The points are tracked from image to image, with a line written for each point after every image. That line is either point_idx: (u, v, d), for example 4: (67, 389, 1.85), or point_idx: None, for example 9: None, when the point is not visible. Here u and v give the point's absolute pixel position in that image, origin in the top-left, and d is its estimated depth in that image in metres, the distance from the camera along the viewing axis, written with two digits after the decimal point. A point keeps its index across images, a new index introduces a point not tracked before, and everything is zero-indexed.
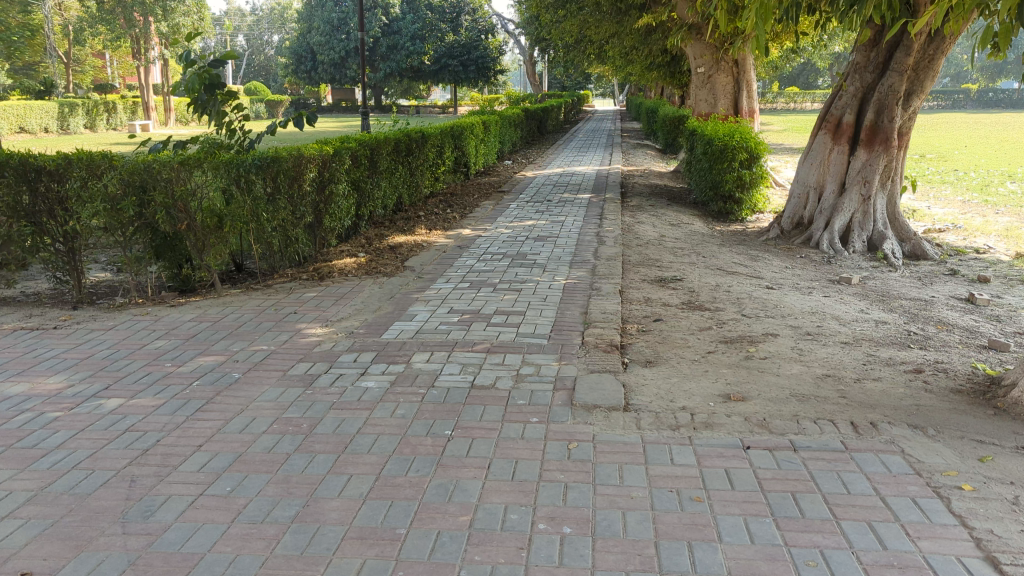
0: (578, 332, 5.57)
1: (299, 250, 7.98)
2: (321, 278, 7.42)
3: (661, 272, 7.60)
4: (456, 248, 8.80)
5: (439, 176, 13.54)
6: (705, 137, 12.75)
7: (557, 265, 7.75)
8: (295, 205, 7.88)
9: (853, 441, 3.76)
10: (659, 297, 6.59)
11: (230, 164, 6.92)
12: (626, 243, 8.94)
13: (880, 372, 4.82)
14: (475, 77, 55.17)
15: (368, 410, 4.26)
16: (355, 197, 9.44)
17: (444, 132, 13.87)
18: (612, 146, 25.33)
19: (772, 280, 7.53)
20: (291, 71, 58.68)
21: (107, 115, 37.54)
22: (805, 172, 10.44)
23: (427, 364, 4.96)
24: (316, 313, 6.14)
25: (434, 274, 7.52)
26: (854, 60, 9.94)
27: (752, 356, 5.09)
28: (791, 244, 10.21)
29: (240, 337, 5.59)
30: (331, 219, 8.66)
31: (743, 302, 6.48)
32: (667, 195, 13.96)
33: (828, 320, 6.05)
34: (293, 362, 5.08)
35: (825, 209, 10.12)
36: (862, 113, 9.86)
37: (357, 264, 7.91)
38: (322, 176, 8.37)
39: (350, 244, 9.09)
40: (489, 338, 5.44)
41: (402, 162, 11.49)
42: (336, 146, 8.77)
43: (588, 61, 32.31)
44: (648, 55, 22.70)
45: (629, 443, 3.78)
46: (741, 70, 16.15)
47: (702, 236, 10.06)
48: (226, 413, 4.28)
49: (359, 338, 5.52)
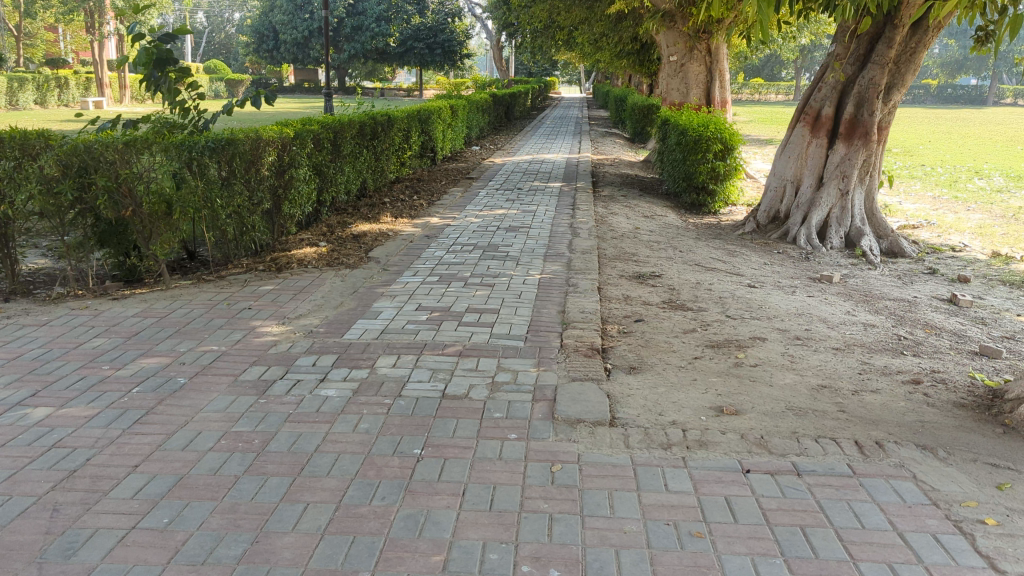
0: (555, 334, 5.20)
1: (256, 238, 7.48)
2: (279, 269, 6.95)
3: (639, 268, 7.26)
4: (423, 238, 8.38)
5: (404, 161, 13.06)
6: (678, 127, 12.45)
7: (530, 259, 7.37)
8: (252, 191, 7.38)
9: (860, 464, 3.45)
10: (638, 295, 6.26)
11: (180, 146, 6.40)
12: (601, 236, 8.60)
13: (877, 382, 4.53)
14: (441, 60, 54.44)
15: (328, 424, 3.85)
16: (316, 181, 8.95)
17: (411, 116, 13.37)
18: (580, 134, 25.00)
19: (753, 278, 7.24)
20: (251, 50, 57.36)
21: (59, 91, 36.37)
22: (782, 165, 10.17)
23: (393, 369, 4.56)
24: (272, 309, 5.69)
25: (399, 266, 7.10)
26: (834, 51, 9.68)
27: (742, 363, 4.77)
28: (767, 239, 9.95)
29: (187, 335, 5.12)
30: (291, 206, 8.17)
31: (726, 302, 6.17)
32: (638, 185, 13.67)
33: (816, 323, 5.76)
34: (245, 365, 4.64)
35: (802, 204, 9.87)
36: (841, 106, 9.60)
37: (318, 254, 7.45)
38: (281, 160, 7.88)
39: (311, 232, 8.62)
40: (461, 340, 5.05)
41: (366, 146, 11.01)
42: (296, 129, 8.29)
43: (557, 45, 31.87)
44: (618, 42, 22.38)
45: (618, 465, 3.43)
46: (714, 58, 15.86)
47: (677, 230, 9.76)
48: (167, 425, 3.83)
49: (319, 338, 5.09)
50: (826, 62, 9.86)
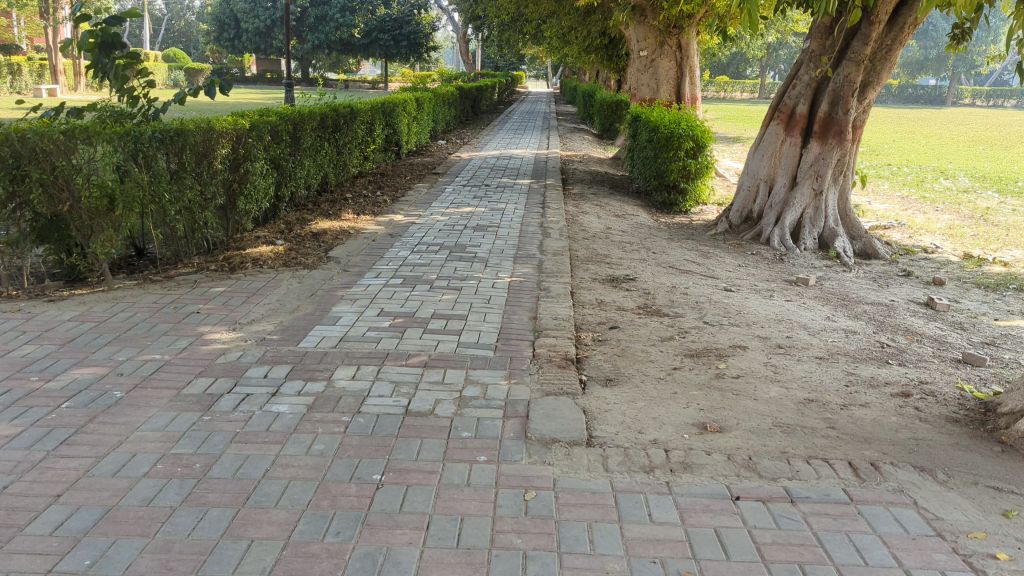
0: (526, 342, 4.91)
1: (208, 235, 7.05)
2: (233, 269, 6.54)
3: (612, 270, 7.00)
4: (387, 236, 8.03)
5: (368, 155, 12.67)
6: (649, 124, 12.22)
7: (498, 260, 7.07)
8: (205, 184, 6.97)
9: (857, 489, 3.19)
10: (612, 299, 5.99)
11: (124, 135, 5.97)
12: (571, 236, 8.33)
13: (866, 395, 4.30)
14: (407, 53, 53.79)
15: (279, 445, 3.51)
16: (274, 176, 8.54)
17: (375, 108, 12.98)
18: (548, 129, 24.77)
19: (728, 281, 7.02)
20: (213, 39, 56.22)
21: (10, 77, 35.26)
22: (755, 164, 9.99)
23: (352, 382, 4.22)
24: (223, 313, 5.30)
25: (361, 267, 6.74)
26: (808, 49, 9.54)
27: (723, 374, 4.52)
28: (740, 239, 9.74)
29: (127, 342, 4.72)
30: (246, 201, 7.76)
31: (703, 307, 5.93)
32: (608, 183, 13.43)
33: (796, 330, 5.54)
34: (190, 376, 4.27)
35: (775, 204, 9.69)
36: (816, 105, 9.45)
37: (275, 252, 7.06)
38: (236, 153, 7.48)
39: (268, 229, 8.21)
40: (425, 349, 4.73)
41: (328, 140, 10.60)
42: (252, 120, 7.89)
43: (524, 40, 31.56)
44: (586, 36, 22.16)
45: (597, 492, 3.14)
46: (684, 54, 15.65)
47: (649, 229, 9.53)
48: (98, 447, 3.45)
49: (272, 346, 4.73)
50: (799, 59, 9.71)
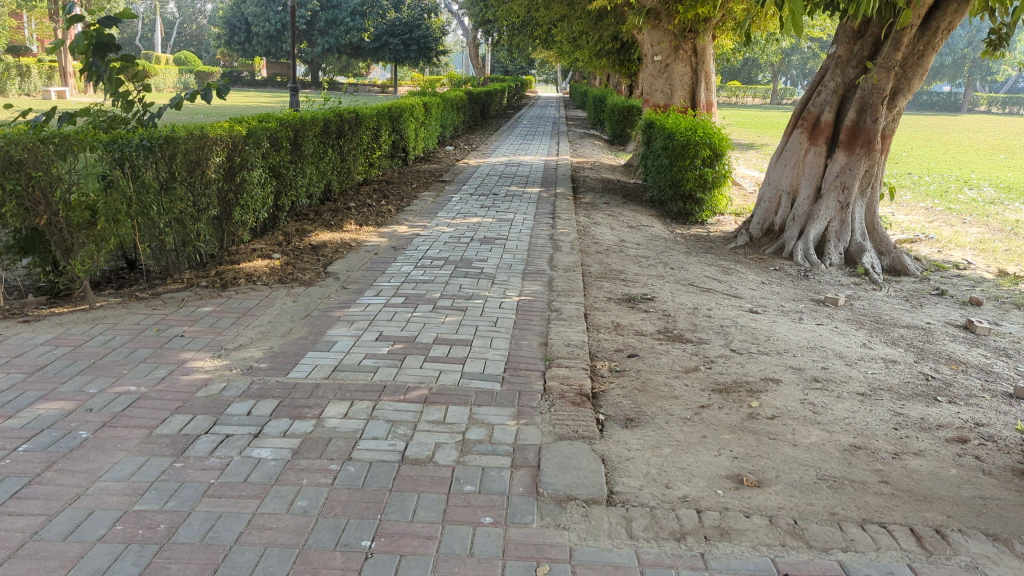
0: (538, 373, 4.46)
1: (200, 248, 6.65)
2: (224, 286, 6.13)
3: (629, 288, 6.56)
4: (390, 250, 7.61)
5: (373, 162, 12.26)
6: (664, 131, 11.77)
7: (506, 277, 6.63)
8: (197, 195, 6.57)
9: (925, 566, 2.76)
10: (630, 322, 5.54)
11: (108, 143, 5.57)
12: (584, 250, 7.89)
13: (918, 441, 3.86)
14: (417, 57, 53.52)
15: (257, 500, 3.07)
16: (272, 184, 8.14)
17: (382, 113, 12.57)
18: (559, 135, 24.37)
19: (753, 302, 6.57)
20: (223, 42, 56.15)
21: (19, 79, 35.19)
22: (777, 175, 9.53)
23: (343, 421, 3.78)
24: (208, 338, 4.87)
25: (361, 284, 6.33)
26: (835, 53, 9.09)
27: (757, 415, 4.07)
28: (761, 253, 9.27)
29: (100, 371, 4.29)
30: (242, 212, 7.37)
31: (728, 332, 5.48)
32: (621, 192, 12.99)
33: (831, 360, 5.09)
34: (166, 412, 3.84)
35: (799, 216, 9.23)
36: (842, 113, 9.01)
37: (270, 267, 6.64)
38: (232, 161, 7.09)
39: (265, 241, 7.80)
40: (426, 381, 4.29)
41: (331, 146, 10.20)
42: (250, 126, 7.49)
43: (534, 45, 31.17)
44: (598, 40, 21.74)
45: (623, 567, 2.70)
46: (700, 59, 15.17)
47: (665, 242, 9.07)
48: (53, 502, 3.02)
49: (258, 377, 4.30)
50: (826, 64, 9.27)
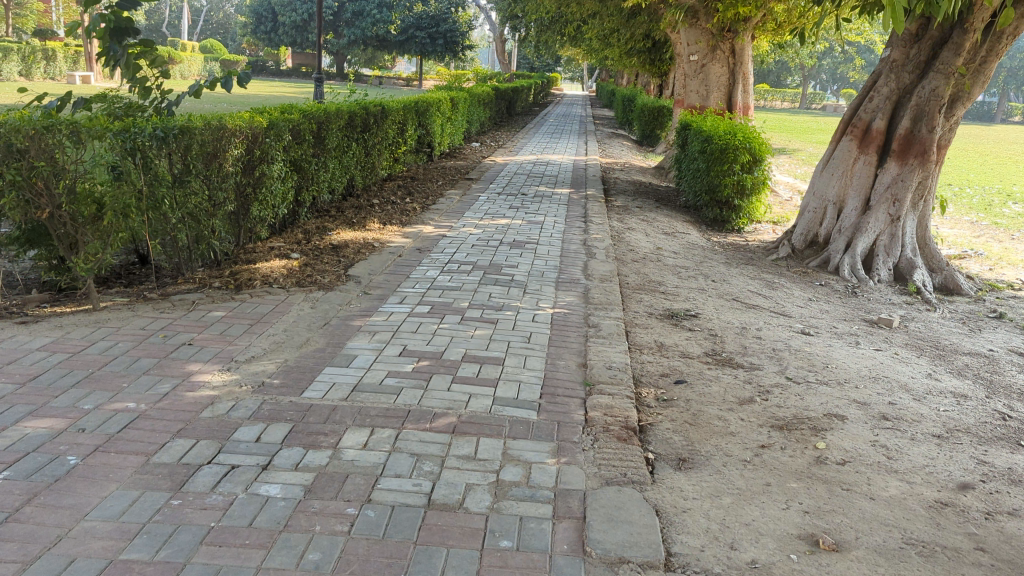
0: (577, 401, 4.04)
1: (214, 246, 6.28)
2: (239, 288, 5.75)
3: (670, 303, 6.12)
4: (415, 252, 7.20)
5: (398, 157, 11.89)
6: (701, 134, 11.29)
7: (538, 287, 6.21)
8: (213, 189, 6.20)
9: None
10: (674, 342, 5.10)
11: (118, 132, 5.19)
12: (619, 258, 7.46)
13: (1012, 498, 3.40)
14: (443, 51, 53.20)
15: (262, 551, 2.67)
16: (294, 178, 7.77)
17: (408, 106, 12.20)
18: (585, 134, 23.91)
19: (804, 322, 6.11)
20: (250, 31, 56.15)
21: (45, 63, 35.26)
22: (823, 184, 9.01)
23: (363, 453, 3.37)
24: (217, 348, 4.49)
25: (383, 290, 5.93)
26: (888, 57, 8.59)
27: (825, 459, 3.62)
28: (804, 266, 8.77)
29: (97, 385, 3.92)
30: (260, 208, 7.01)
31: (781, 357, 5.02)
32: (653, 195, 12.52)
33: (898, 394, 4.63)
34: (166, 434, 3.45)
35: (845, 228, 8.72)
36: (895, 120, 8.49)
37: (288, 268, 6.26)
38: (251, 153, 6.73)
39: (283, 239, 7.42)
40: (455, 406, 3.89)
41: (356, 139, 9.83)
42: (272, 117, 7.13)
43: (563, 41, 30.71)
44: (630, 39, 21.26)
45: None
46: (738, 60, 14.62)
47: (703, 251, 8.63)
48: (29, 546, 2.63)
49: (270, 396, 3.91)
50: (878, 68, 8.77)
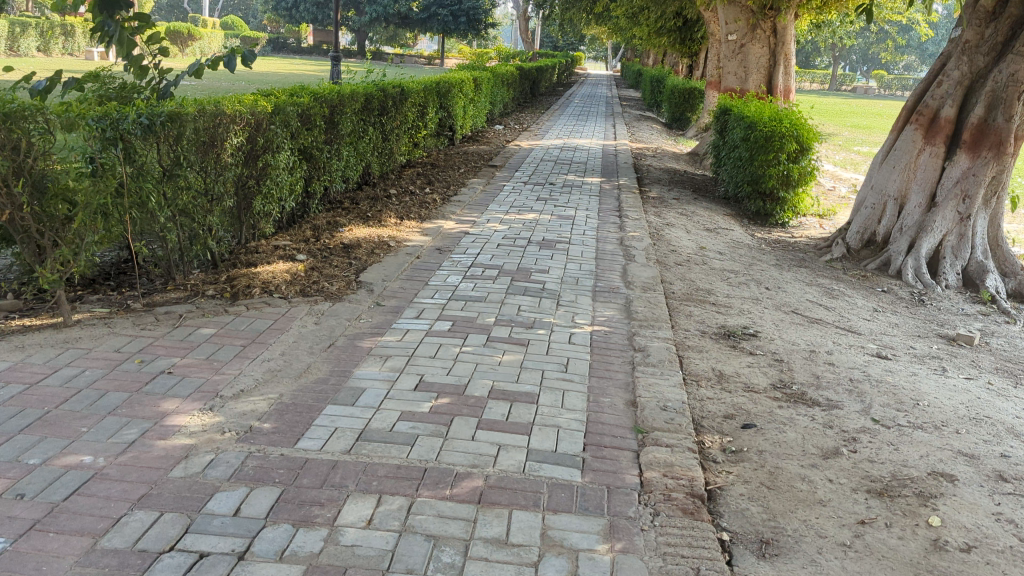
0: (628, 457, 3.32)
1: (210, 246, 5.61)
2: (235, 298, 5.08)
3: (724, 317, 5.38)
4: (434, 253, 6.51)
5: (418, 141, 11.19)
6: (744, 120, 10.48)
7: (573, 297, 5.50)
8: (209, 182, 5.54)
9: None
10: (735, 372, 4.37)
11: (97, 119, 4.51)
12: (662, 260, 6.73)
13: None
14: (466, 29, 52.31)
15: None
16: (302, 168, 7.08)
17: (429, 87, 11.49)
18: (613, 116, 23.09)
19: (877, 341, 5.35)
20: (271, 8, 55.56)
21: (64, 39, 34.92)
22: (883, 177, 8.14)
23: (366, 535, 2.68)
24: (200, 379, 3.81)
25: (399, 301, 5.25)
26: (961, 37, 7.75)
27: (944, 545, 2.88)
28: (861, 268, 7.92)
29: (52, 430, 3.26)
30: (263, 201, 6.35)
31: (862, 391, 4.27)
32: (689, 184, 11.73)
33: (1010, 441, 3.87)
34: (124, 505, 2.78)
35: (907, 227, 7.86)
36: (966, 108, 7.64)
37: (292, 272, 5.58)
38: (252, 142, 6.06)
39: (289, 236, 6.74)
40: (481, 463, 3.19)
41: (373, 124, 9.13)
42: (278, 101, 6.47)
43: (589, 20, 29.77)
44: (662, 17, 20.38)
45: None
46: (780, 40, 13.67)
47: (750, 250, 7.87)
48: None
49: (258, 446, 3.23)
50: (948, 50, 7.93)
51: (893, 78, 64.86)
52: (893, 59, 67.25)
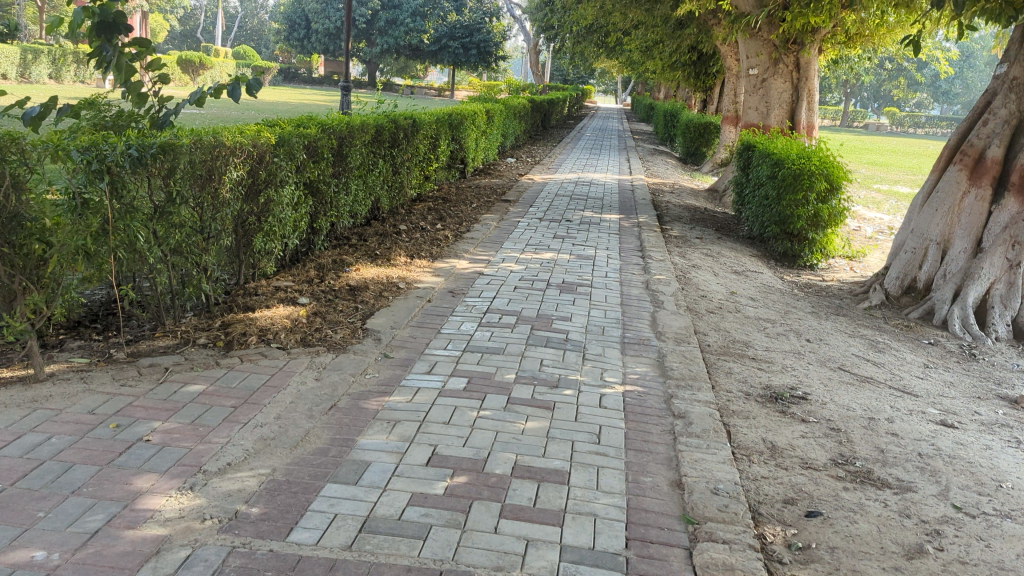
0: (679, 558, 2.81)
1: (204, 288, 5.16)
2: (228, 348, 4.62)
3: (767, 375, 4.88)
4: (447, 297, 6.05)
5: (429, 175, 10.78)
6: (770, 158, 10.06)
7: (601, 350, 5.01)
8: (204, 219, 5.11)
9: None
10: (789, 444, 3.86)
11: (83, 150, 4.10)
12: (692, 307, 6.24)
13: None
14: (476, 61, 52.39)
15: None
16: (308, 203, 6.66)
17: (441, 119, 11.11)
18: (627, 150, 22.76)
19: (937, 404, 4.83)
20: (283, 38, 55.86)
21: (76, 67, 34.93)
22: (924, 220, 7.66)
23: None
24: (182, 449, 3.33)
25: (410, 353, 4.77)
26: (1007, 74, 7.37)
27: None
28: (902, 316, 7.39)
29: (3, 514, 2.77)
30: (264, 238, 5.93)
31: (935, 470, 3.76)
32: (711, 223, 11.28)
33: None
34: None
35: (952, 273, 7.35)
36: (1014, 148, 7.20)
37: (292, 318, 5.12)
38: (253, 175, 5.65)
39: (291, 277, 6.28)
40: (507, 565, 2.68)
41: (383, 156, 8.73)
42: (283, 132, 6.07)
43: (601, 54, 29.62)
44: (677, 51, 20.12)
45: None
46: (803, 75, 13.27)
47: (782, 296, 7.39)
48: None
49: (243, 539, 2.73)
50: (992, 88, 7.53)
51: (904, 116, 64.73)
52: (903, 97, 67.18)
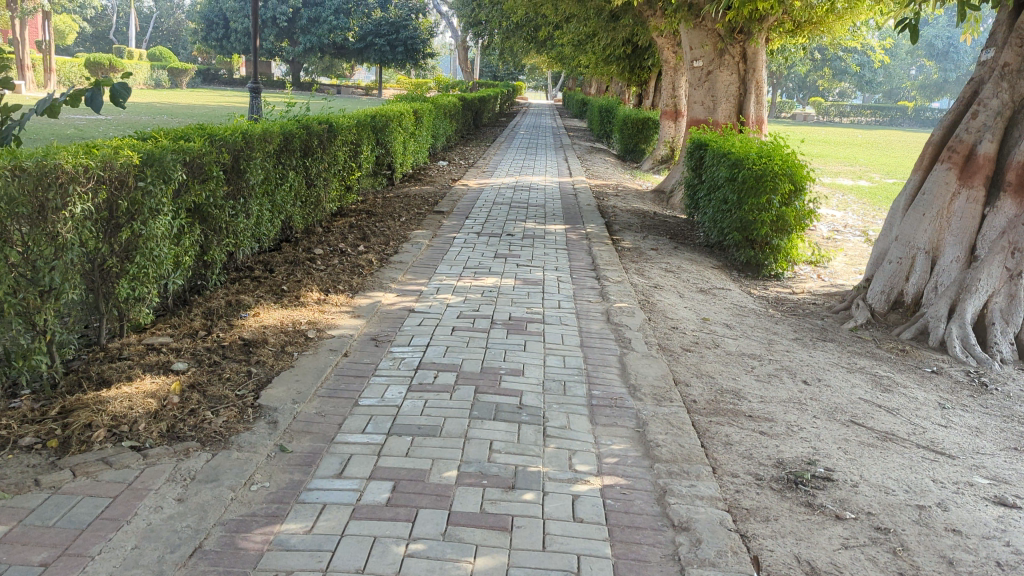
0: None
1: (40, 362, 3.89)
2: (63, 451, 3.38)
3: (775, 443, 3.87)
4: (368, 347, 4.88)
5: (350, 185, 9.55)
6: (727, 157, 9.14)
7: (564, 420, 3.92)
8: (37, 270, 3.83)
9: None
10: (834, 564, 2.84)
11: None
12: (666, 345, 5.21)
13: None
14: (404, 59, 50.84)
15: None
16: (192, 232, 5.39)
17: (363, 122, 9.89)
18: (564, 147, 21.81)
19: (984, 470, 3.87)
20: (200, 38, 53.38)
21: None
22: (910, 226, 6.80)
23: None
24: None
25: (317, 442, 3.60)
26: (997, 60, 6.58)
27: None
28: (892, 337, 6.49)
29: None
30: (131, 284, 4.66)
31: None
32: (664, 230, 10.34)
33: None
34: None
35: (945, 286, 6.49)
36: (1008, 143, 6.40)
37: (160, 398, 3.88)
38: (111, 206, 4.39)
39: (171, 329, 5.02)
40: None
41: (293, 168, 7.47)
42: (153, 147, 4.80)
43: (533, 49, 28.63)
44: (612, 44, 19.23)
45: None
46: (750, 66, 12.40)
47: (758, 318, 6.44)
48: None
49: None
50: (979, 76, 6.75)
51: (830, 104, 65.50)
52: (828, 86, 68.01)
